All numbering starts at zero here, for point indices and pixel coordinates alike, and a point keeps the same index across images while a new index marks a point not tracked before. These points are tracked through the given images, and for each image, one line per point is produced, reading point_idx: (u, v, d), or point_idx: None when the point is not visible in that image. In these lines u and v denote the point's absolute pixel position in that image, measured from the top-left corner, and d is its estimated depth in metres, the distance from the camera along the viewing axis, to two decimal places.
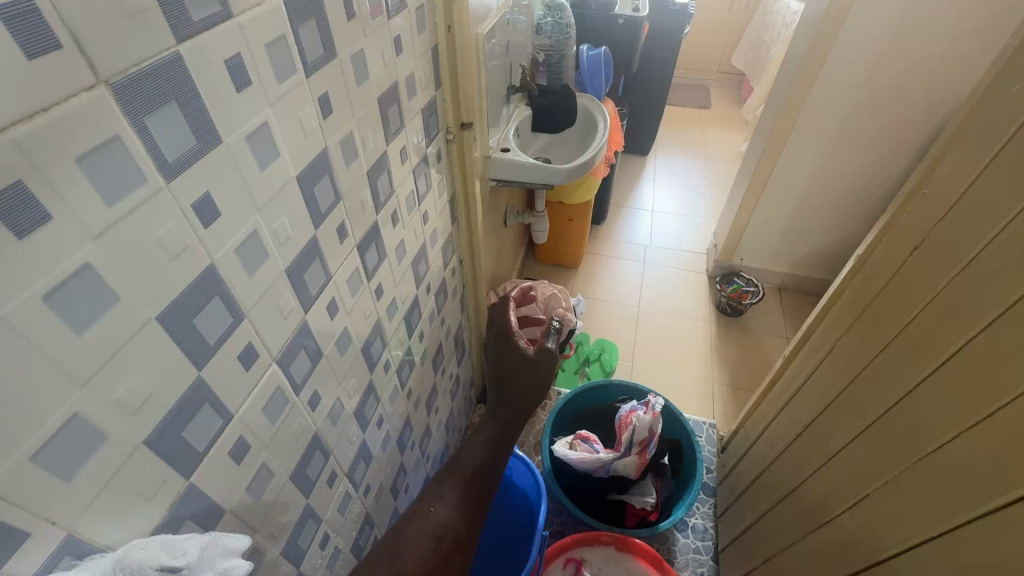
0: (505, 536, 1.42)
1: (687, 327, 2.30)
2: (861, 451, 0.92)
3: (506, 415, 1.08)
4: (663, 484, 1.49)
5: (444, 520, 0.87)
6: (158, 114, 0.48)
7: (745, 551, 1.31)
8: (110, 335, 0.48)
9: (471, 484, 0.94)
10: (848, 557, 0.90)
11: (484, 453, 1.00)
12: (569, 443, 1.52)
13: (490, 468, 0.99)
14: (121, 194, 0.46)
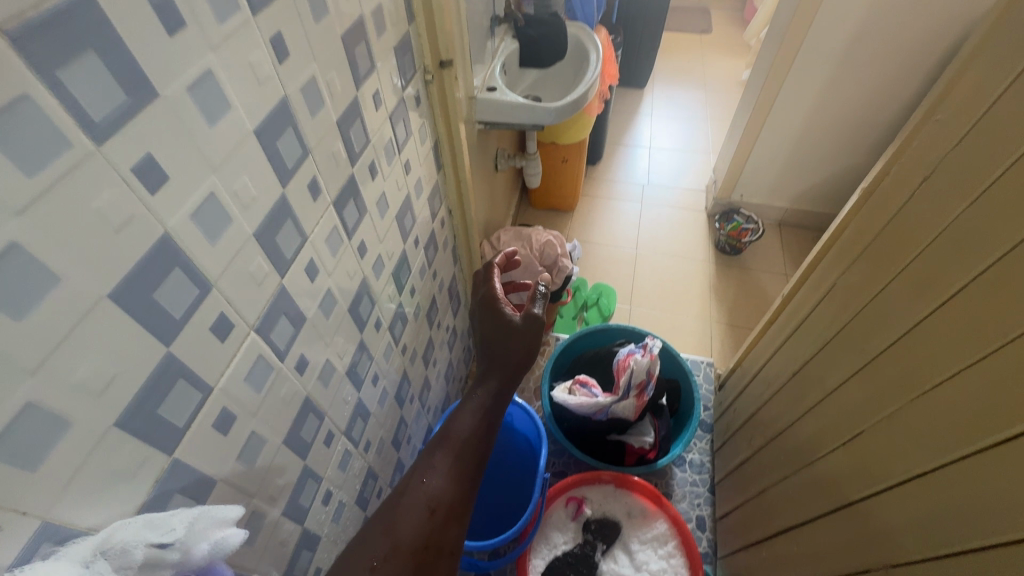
0: (506, 481, 1.46)
1: (686, 267, 2.27)
2: (859, 388, 0.92)
3: (497, 378, 1.01)
4: (661, 423, 1.52)
5: (437, 490, 0.82)
6: (72, 64, 0.35)
7: (741, 483, 1.35)
8: (50, 330, 0.36)
9: (464, 451, 0.88)
10: (833, 494, 0.93)
11: (476, 419, 0.94)
12: (570, 388, 1.54)
13: (482, 434, 0.93)
14: (40, 160, 0.34)
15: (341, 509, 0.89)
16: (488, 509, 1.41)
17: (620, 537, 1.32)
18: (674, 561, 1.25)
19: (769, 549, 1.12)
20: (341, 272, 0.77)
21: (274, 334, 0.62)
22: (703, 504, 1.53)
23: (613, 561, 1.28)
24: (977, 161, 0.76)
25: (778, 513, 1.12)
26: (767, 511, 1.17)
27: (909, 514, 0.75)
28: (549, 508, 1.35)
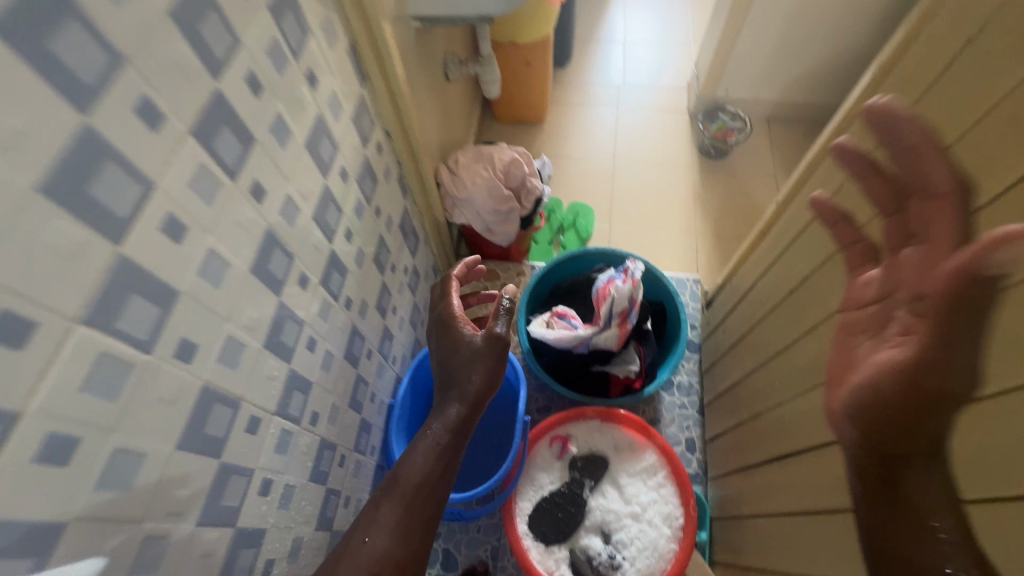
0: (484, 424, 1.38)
1: (667, 177, 2.09)
2: None
3: (456, 411, 0.98)
4: (646, 350, 1.43)
5: (382, 546, 0.83)
6: None
7: (732, 405, 1.28)
8: None
9: (412, 501, 0.88)
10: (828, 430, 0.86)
11: (431, 464, 0.92)
12: (548, 322, 1.42)
13: (436, 478, 0.92)
14: None
15: (289, 493, 0.79)
16: (468, 454, 1.34)
17: (609, 471, 1.26)
18: (664, 491, 1.22)
19: (766, 473, 1.07)
20: (228, 227, 0.60)
21: (125, 322, 0.47)
22: (692, 426, 1.49)
23: (603, 495, 1.23)
24: (1010, 145, 0.62)
25: (774, 440, 1.05)
26: (763, 434, 1.10)
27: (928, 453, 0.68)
28: (532, 450, 1.28)
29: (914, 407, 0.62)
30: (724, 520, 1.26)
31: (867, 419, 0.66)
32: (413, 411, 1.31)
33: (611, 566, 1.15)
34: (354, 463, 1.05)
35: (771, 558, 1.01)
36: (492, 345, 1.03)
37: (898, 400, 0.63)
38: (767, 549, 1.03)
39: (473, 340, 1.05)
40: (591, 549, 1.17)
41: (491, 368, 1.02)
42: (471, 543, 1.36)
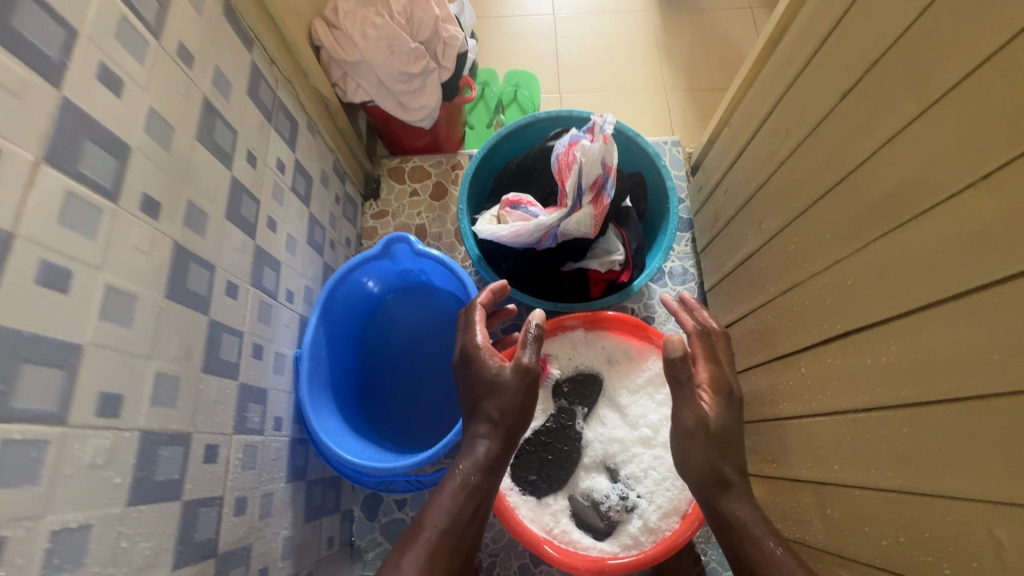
0: (436, 358, 1.06)
1: (622, 23, 1.66)
2: (888, 166, 0.60)
3: (486, 447, 0.80)
4: (629, 233, 1.10)
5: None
6: None
7: (748, 284, 0.97)
8: None
9: (437, 550, 0.73)
10: (975, 268, 0.51)
11: (461, 512, 0.76)
12: (500, 216, 1.06)
13: (463, 524, 0.76)
14: None
15: (74, 544, 0.44)
16: (422, 400, 1.04)
17: (605, 392, 0.97)
18: None
19: (811, 361, 0.78)
20: None
21: None
22: None
23: (602, 422, 0.95)
24: (872, 96, 0.63)
25: (832, 319, 0.73)
26: (805, 314, 0.79)
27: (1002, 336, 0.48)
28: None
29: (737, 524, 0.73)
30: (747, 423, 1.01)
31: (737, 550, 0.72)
32: (336, 359, 0.97)
33: (624, 509, 0.89)
34: (241, 450, 0.71)
35: (832, 468, 0.74)
36: (519, 376, 0.80)
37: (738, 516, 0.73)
38: (822, 455, 0.76)
39: (500, 373, 0.82)
40: (597, 492, 0.90)
41: (522, 404, 0.81)
42: None
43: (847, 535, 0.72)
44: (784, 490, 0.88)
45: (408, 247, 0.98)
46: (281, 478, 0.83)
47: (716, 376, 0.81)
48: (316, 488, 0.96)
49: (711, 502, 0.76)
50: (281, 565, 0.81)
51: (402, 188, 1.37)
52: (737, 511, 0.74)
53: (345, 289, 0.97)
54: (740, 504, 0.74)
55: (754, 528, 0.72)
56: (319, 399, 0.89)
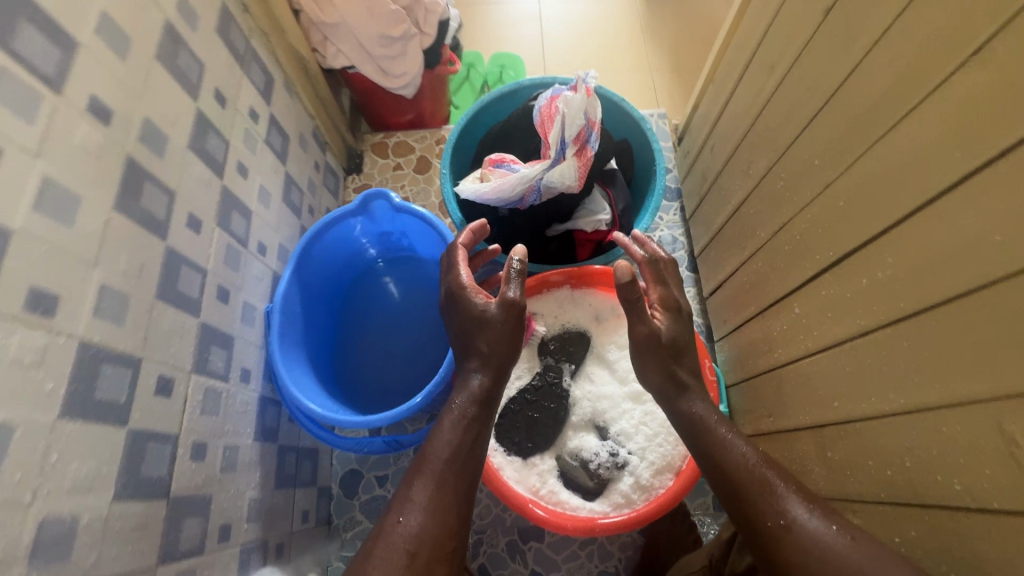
0: (415, 322, 1.04)
1: (606, 8, 1.67)
2: (878, 72, 0.58)
3: (481, 380, 0.75)
4: (616, 194, 1.08)
5: (419, 528, 0.64)
6: None
7: (738, 236, 0.94)
8: None
9: (446, 478, 0.67)
10: (968, 153, 0.48)
11: (465, 442, 0.71)
12: (482, 175, 1.03)
13: (467, 455, 0.70)
14: None
15: None
16: (400, 363, 1.01)
17: (592, 348, 0.93)
18: None
19: (805, 299, 0.75)
20: None
21: None
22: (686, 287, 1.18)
23: (591, 379, 0.90)
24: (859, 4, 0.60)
25: (825, 248, 0.69)
26: (797, 250, 0.76)
27: (1001, 218, 0.45)
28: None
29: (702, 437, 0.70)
30: (743, 383, 0.97)
31: (709, 464, 0.68)
32: (310, 318, 0.94)
33: (615, 467, 0.84)
34: (201, 392, 0.67)
35: (832, 407, 0.70)
36: (507, 311, 0.75)
37: (704, 433, 0.70)
38: (821, 396, 0.72)
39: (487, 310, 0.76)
40: (585, 450, 0.85)
41: (514, 339, 0.76)
42: None
43: (852, 475, 0.67)
44: (785, 444, 0.83)
45: (387, 204, 0.95)
46: (248, 434, 0.77)
47: (668, 294, 0.80)
48: (290, 455, 0.91)
49: (671, 406, 0.74)
50: (247, 528, 0.75)
51: (386, 162, 1.34)
52: (703, 415, 0.71)
53: (320, 246, 0.94)
54: (698, 402, 0.72)
55: (709, 421, 0.71)
56: (290, 356, 0.85)
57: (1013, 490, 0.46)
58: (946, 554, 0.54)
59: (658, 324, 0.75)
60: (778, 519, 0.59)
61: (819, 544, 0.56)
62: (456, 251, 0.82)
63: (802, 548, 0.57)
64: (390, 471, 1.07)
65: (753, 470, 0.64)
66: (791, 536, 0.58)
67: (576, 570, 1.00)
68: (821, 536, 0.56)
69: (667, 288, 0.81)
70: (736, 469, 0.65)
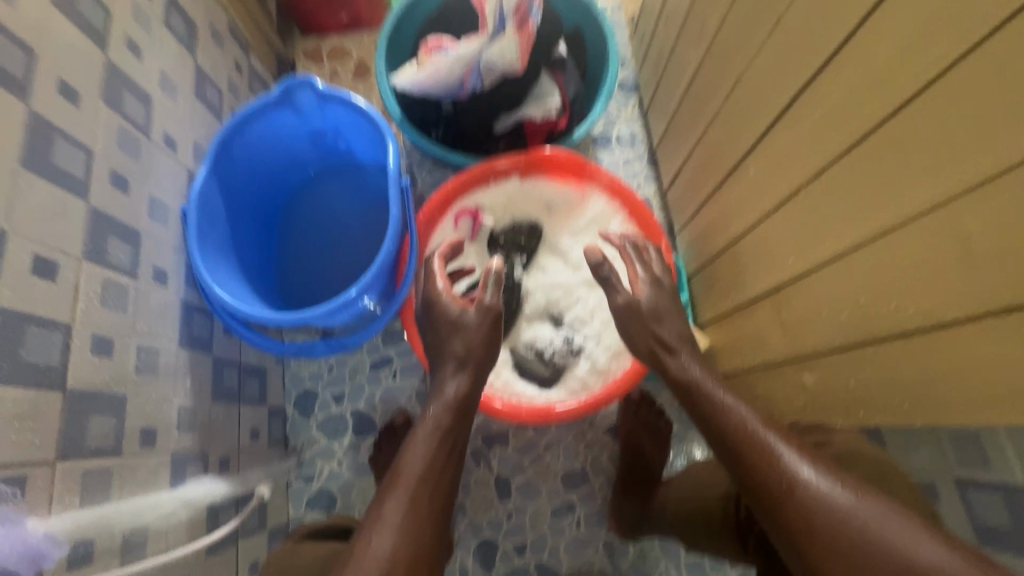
0: (358, 228, 0.98)
1: None
2: None
3: (457, 386, 0.68)
4: (566, 79, 1.00)
5: (391, 552, 0.54)
6: None
7: (694, 112, 0.88)
8: None
9: (419, 494, 0.59)
10: None
11: (441, 458, 0.62)
12: (419, 61, 0.93)
13: (443, 471, 0.62)
14: None
15: None
16: (343, 271, 0.96)
17: (544, 239, 0.89)
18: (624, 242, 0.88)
19: (758, 157, 0.70)
20: None
21: None
22: (646, 184, 1.12)
23: (543, 269, 0.87)
24: None
25: (775, 91, 0.64)
26: (749, 105, 0.70)
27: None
28: (440, 219, 0.88)
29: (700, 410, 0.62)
30: (703, 270, 0.93)
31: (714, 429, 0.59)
32: (237, 223, 0.87)
33: (570, 354, 0.82)
34: (100, 284, 0.60)
35: (787, 264, 0.66)
36: (483, 316, 0.72)
37: (700, 405, 0.62)
38: (775, 255, 0.69)
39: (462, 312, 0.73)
40: (540, 339, 0.83)
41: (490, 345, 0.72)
42: (386, 394, 1.03)
43: (805, 329, 0.64)
44: (743, 319, 0.80)
45: (312, 95, 0.85)
46: (171, 339, 0.72)
47: (651, 271, 0.74)
48: (229, 370, 0.85)
49: (664, 370, 0.68)
50: (178, 436, 0.70)
51: (321, 70, 1.23)
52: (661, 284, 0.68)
53: (242, 141, 0.85)
54: (692, 364, 0.66)
55: (707, 385, 0.63)
56: (215, 260, 0.79)
57: (966, 291, 0.44)
58: (915, 395, 0.51)
59: (635, 293, 0.72)
60: (783, 480, 0.51)
61: (833, 503, 0.48)
62: (434, 263, 0.78)
63: (817, 519, 0.48)
64: (346, 389, 1.03)
65: (755, 433, 0.55)
66: (799, 497, 0.49)
67: (542, 471, 0.99)
68: (841, 502, 0.47)
69: (650, 264, 0.75)
70: (736, 433, 0.57)
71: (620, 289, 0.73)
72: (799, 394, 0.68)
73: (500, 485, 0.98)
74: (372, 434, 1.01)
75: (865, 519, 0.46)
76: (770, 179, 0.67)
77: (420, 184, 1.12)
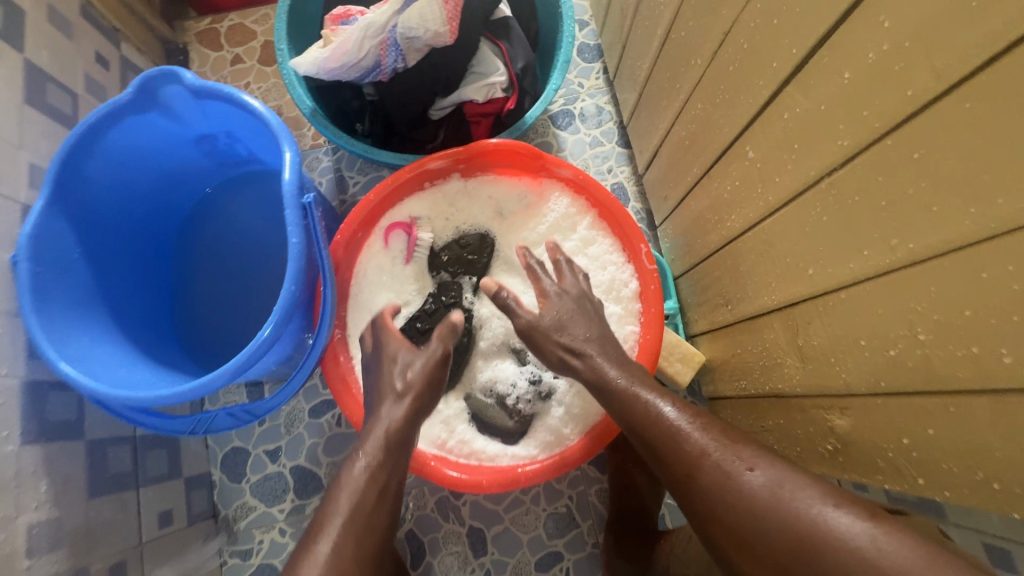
0: (272, 251, 0.80)
1: None
2: None
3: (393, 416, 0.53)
4: (511, 49, 0.80)
5: None
6: None
7: (670, 80, 0.71)
8: None
9: (344, 546, 0.44)
10: None
11: (370, 499, 0.48)
12: (324, 39, 0.74)
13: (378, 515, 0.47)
14: None
15: None
16: (260, 305, 0.79)
17: (496, 254, 0.73)
18: (595, 250, 0.72)
19: (759, 136, 0.54)
20: None
21: None
22: (618, 166, 0.95)
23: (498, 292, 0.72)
24: None
25: (782, 45, 0.47)
26: (744, 67, 0.53)
27: None
28: (368, 235, 0.72)
29: (614, 410, 0.54)
30: (690, 272, 0.78)
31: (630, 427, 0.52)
32: (105, 262, 0.68)
33: (537, 399, 0.67)
34: None
35: (806, 276, 0.51)
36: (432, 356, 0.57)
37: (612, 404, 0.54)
38: (789, 264, 0.53)
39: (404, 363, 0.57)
40: (500, 381, 0.68)
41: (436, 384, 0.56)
42: (331, 445, 0.86)
43: (835, 360, 0.50)
44: (746, 336, 0.66)
45: (183, 91, 0.64)
46: (11, 438, 0.54)
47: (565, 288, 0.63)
48: (116, 450, 0.68)
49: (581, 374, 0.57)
50: (31, 566, 0.54)
51: (220, 55, 0.99)
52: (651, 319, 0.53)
53: (99, 158, 0.65)
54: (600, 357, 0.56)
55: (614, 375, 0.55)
56: (72, 324, 0.60)
57: None
58: (993, 465, 0.37)
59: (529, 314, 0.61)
60: (683, 467, 0.46)
61: (741, 487, 0.42)
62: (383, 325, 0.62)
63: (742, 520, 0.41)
64: (283, 443, 0.87)
65: (664, 421, 0.49)
66: (701, 485, 0.44)
67: (521, 518, 0.85)
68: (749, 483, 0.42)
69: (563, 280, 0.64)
70: (648, 427, 0.50)
71: (522, 313, 0.61)
72: (823, 437, 0.54)
73: (474, 539, 0.84)
74: (317, 494, 0.85)
75: (772, 496, 0.41)
76: (781, 170, 0.51)
77: (351, 188, 0.93)
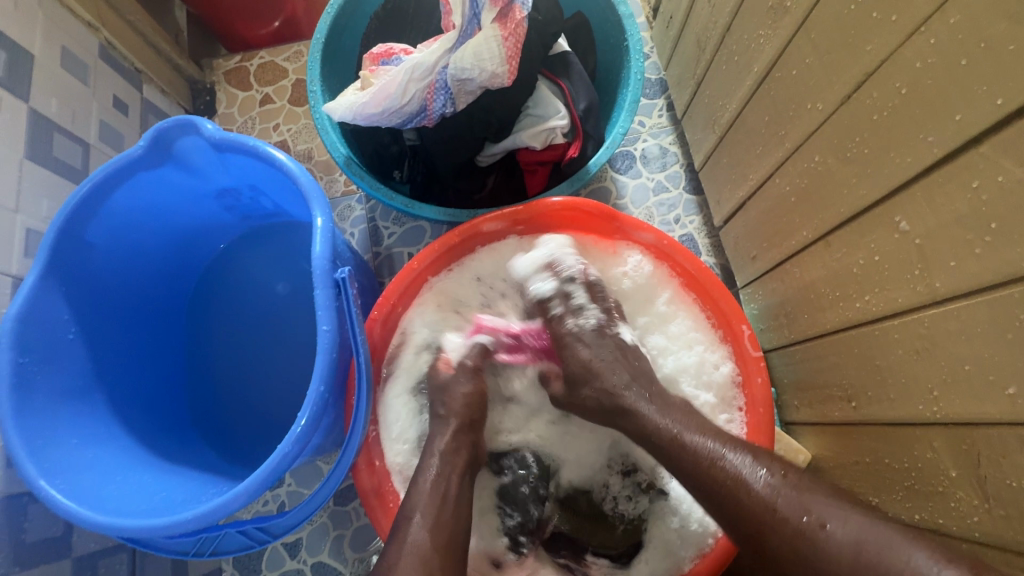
0: (298, 317, 0.70)
1: None
2: None
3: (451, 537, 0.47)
4: (572, 88, 0.70)
5: None
6: None
7: (768, 125, 0.59)
8: None
9: None
10: None
11: None
12: (362, 81, 0.65)
13: None
14: None
15: None
16: (285, 381, 0.68)
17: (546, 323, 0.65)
18: (676, 328, 0.62)
19: (923, 205, 0.41)
20: None
21: None
22: (686, 215, 0.84)
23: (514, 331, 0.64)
24: None
25: (976, 95, 0.36)
26: (901, 118, 0.41)
27: None
28: (411, 302, 0.63)
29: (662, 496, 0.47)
30: (787, 348, 0.65)
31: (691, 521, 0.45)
32: (105, 341, 0.59)
33: (639, 494, 0.61)
34: None
35: (1003, 396, 0.39)
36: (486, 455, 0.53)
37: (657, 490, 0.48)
38: (968, 373, 0.41)
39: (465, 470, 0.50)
40: (592, 483, 0.62)
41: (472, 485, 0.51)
42: (358, 539, 0.74)
43: None
44: (881, 446, 0.52)
45: (201, 143, 0.55)
46: None
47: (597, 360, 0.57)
48: (110, 562, 0.59)
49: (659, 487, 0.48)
50: None
51: (248, 95, 0.91)
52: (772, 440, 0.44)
53: (102, 222, 0.56)
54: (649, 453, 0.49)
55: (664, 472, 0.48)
56: (53, 425, 0.50)
57: None
58: None
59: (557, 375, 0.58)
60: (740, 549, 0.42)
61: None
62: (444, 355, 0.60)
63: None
64: (303, 535, 0.74)
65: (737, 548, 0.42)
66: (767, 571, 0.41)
67: None
68: None
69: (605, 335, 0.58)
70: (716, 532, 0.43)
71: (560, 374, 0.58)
72: None
73: None
74: None
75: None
76: (965, 255, 0.39)
77: (386, 239, 0.83)
